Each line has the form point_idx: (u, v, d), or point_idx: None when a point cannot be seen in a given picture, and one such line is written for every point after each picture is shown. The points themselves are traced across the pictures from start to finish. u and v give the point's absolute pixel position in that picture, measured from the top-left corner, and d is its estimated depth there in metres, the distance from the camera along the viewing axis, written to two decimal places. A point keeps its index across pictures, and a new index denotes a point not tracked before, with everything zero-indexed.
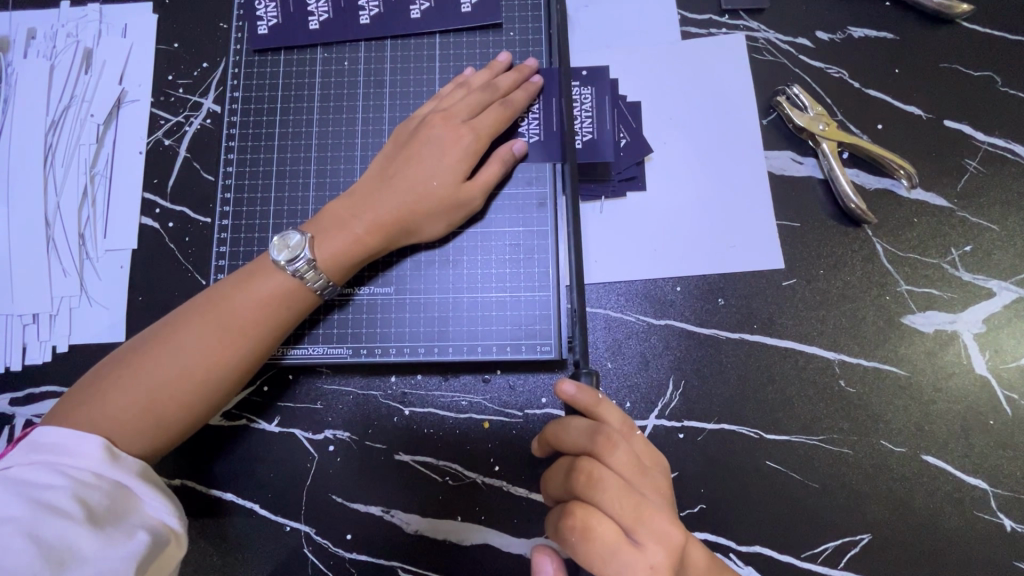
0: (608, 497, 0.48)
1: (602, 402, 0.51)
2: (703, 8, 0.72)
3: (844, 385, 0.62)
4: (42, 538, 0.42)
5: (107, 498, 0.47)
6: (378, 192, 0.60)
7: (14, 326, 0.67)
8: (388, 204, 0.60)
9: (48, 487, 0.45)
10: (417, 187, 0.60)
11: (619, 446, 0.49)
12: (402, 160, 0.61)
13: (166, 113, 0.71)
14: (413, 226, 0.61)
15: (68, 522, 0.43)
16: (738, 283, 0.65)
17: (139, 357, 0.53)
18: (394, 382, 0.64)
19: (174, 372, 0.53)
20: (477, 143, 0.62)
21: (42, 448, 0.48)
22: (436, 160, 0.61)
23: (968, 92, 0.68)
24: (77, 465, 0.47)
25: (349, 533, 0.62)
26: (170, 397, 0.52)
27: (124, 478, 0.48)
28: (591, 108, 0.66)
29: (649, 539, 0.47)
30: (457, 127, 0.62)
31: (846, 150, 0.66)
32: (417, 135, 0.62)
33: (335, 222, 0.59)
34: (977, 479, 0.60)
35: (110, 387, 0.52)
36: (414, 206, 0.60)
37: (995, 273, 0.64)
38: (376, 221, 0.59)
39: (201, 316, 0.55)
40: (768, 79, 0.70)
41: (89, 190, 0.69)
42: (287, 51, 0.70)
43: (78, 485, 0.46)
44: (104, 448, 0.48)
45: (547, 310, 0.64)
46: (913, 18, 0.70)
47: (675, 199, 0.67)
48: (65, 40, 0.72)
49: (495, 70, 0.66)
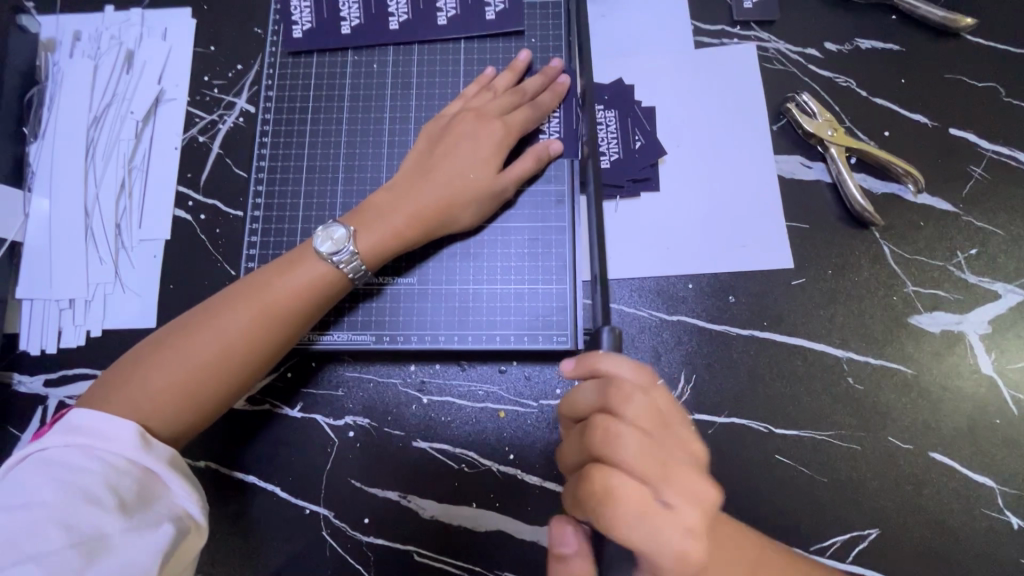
0: (629, 455, 0.45)
1: (601, 355, 0.50)
2: (716, 20, 0.75)
3: (852, 383, 0.64)
4: (74, 526, 0.44)
5: (137, 485, 0.48)
6: (418, 185, 0.63)
7: (50, 311, 0.70)
8: (427, 195, 0.63)
9: (82, 474, 0.47)
10: (453, 179, 0.63)
11: (635, 398, 0.47)
12: (438, 156, 0.64)
13: (202, 112, 0.75)
14: (449, 217, 0.64)
15: (99, 509, 0.45)
16: (749, 282, 0.67)
17: (177, 341, 0.55)
18: (413, 371, 0.67)
19: (213, 356, 0.55)
20: (506, 138, 0.65)
21: (80, 430, 0.50)
22: (470, 155, 0.64)
23: (973, 102, 0.70)
24: (110, 450, 0.49)
25: (367, 517, 0.64)
26: (207, 380, 0.55)
27: (153, 465, 0.50)
28: (616, 130, 0.71)
29: (682, 500, 0.44)
30: (488, 123, 0.65)
31: (854, 155, 0.69)
32: (450, 131, 0.66)
33: (375, 213, 0.62)
34: (983, 477, 0.61)
35: (152, 370, 0.54)
36: (450, 198, 0.63)
37: (1000, 276, 0.66)
38: (416, 212, 0.62)
39: (239, 302, 0.57)
40: (779, 87, 0.72)
41: (126, 183, 0.73)
42: (320, 54, 0.73)
43: (111, 471, 0.48)
44: (136, 434, 0.50)
45: (563, 302, 0.66)
46: (918, 30, 0.72)
47: (687, 200, 0.70)
48: (109, 41, 0.76)
49: (517, 70, 0.69)
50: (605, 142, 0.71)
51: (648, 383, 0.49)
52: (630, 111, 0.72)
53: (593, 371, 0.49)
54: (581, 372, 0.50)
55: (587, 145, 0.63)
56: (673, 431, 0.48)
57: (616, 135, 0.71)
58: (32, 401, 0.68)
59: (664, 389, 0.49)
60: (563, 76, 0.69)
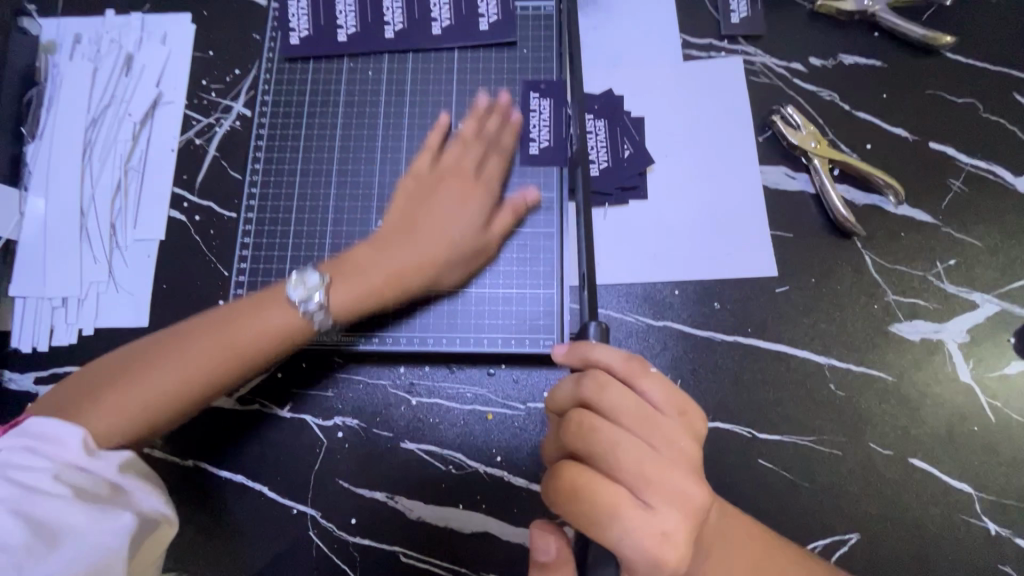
0: (605, 448, 0.47)
1: (593, 346, 0.51)
2: (705, 33, 0.77)
3: (834, 389, 0.65)
4: (31, 516, 0.43)
5: (89, 479, 0.48)
6: (399, 245, 0.63)
7: (43, 309, 0.70)
8: (410, 253, 0.63)
9: (32, 470, 0.46)
10: (438, 238, 0.64)
11: (612, 388, 0.48)
12: (420, 215, 0.65)
13: (199, 115, 0.76)
14: (435, 276, 0.64)
15: (58, 497, 0.45)
16: (734, 289, 0.68)
17: (176, 343, 0.56)
18: (403, 373, 0.67)
19: (172, 384, 0.54)
20: (486, 194, 0.67)
21: (28, 434, 0.49)
22: (454, 212, 0.65)
23: (952, 117, 0.72)
24: (59, 451, 0.48)
25: (354, 518, 0.64)
26: (162, 406, 0.54)
27: (106, 460, 0.50)
28: (605, 139, 0.73)
29: (661, 502, 0.45)
30: (467, 180, 0.66)
31: (837, 167, 0.71)
32: (431, 189, 0.66)
33: (354, 270, 0.62)
34: (961, 483, 0.62)
35: (147, 369, 0.54)
36: (436, 258, 0.64)
37: (978, 286, 0.67)
38: (399, 272, 0.62)
39: (244, 312, 0.58)
40: (764, 100, 0.74)
41: (122, 184, 0.74)
42: (316, 60, 0.75)
43: (63, 467, 0.47)
44: (85, 435, 0.50)
45: (551, 306, 0.67)
46: (900, 47, 0.75)
47: (674, 208, 0.71)
48: (109, 45, 0.78)
49: (482, 113, 0.69)
50: (594, 151, 0.73)
51: (635, 369, 0.49)
52: (620, 120, 0.73)
53: (586, 361, 0.51)
54: (573, 360, 0.52)
55: (576, 156, 0.65)
56: (660, 425, 0.48)
57: (605, 144, 0.73)
58: (23, 399, 0.68)
59: (656, 377, 0.49)
60: (514, 113, 0.70)
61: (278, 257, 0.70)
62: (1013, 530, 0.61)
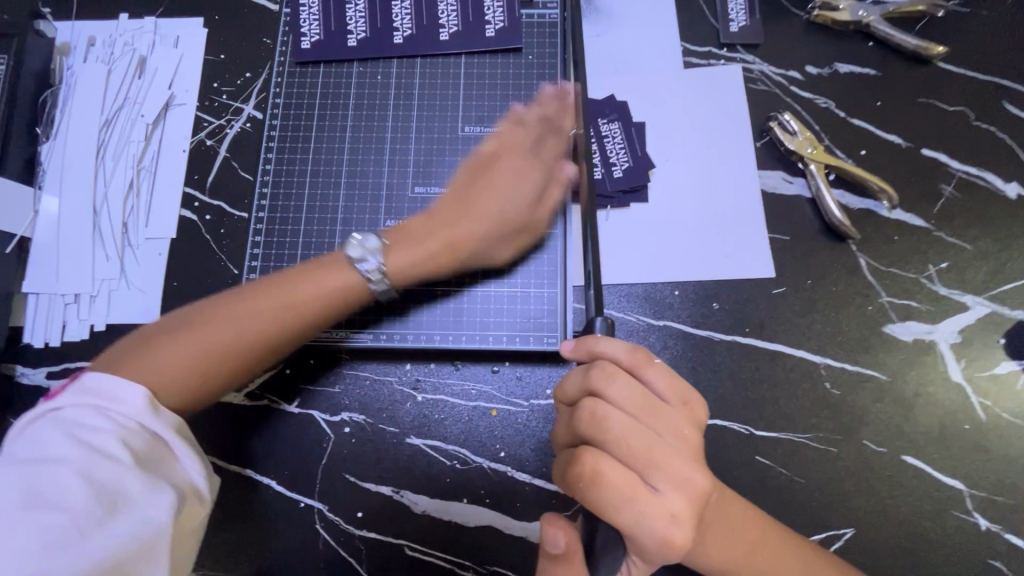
0: (615, 434, 0.49)
1: (599, 338, 0.53)
2: (704, 42, 0.79)
3: (830, 387, 0.67)
4: (94, 479, 0.46)
5: (147, 446, 0.50)
6: (456, 215, 0.67)
7: (55, 305, 0.71)
8: (467, 224, 0.66)
9: (98, 432, 0.48)
10: (491, 210, 0.67)
11: (618, 378, 0.51)
12: (476, 186, 0.68)
13: (210, 116, 0.77)
14: (484, 248, 0.67)
15: (116, 466, 0.47)
16: (733, 290, 0.70)
17: (219, 313, 0.58)
18: (409, 369, 0.69)
19: (215, 349, 0.57)
20: (532, 167, 0.69)
21: (94, 391, 0.51)
22: (507, 186, 0.68)
23: (944, 124, 0.74)
24: (121, 414, 0.50)
25: (361, 511, 0.65)
26: (203, 369, 0.56)
27: (162, 430, 0.51)
28: (622, 140, 0.74)
29: (669, 486, 0.47)
30: (523, 157, 0.69)
31: (833, 172, 0.73)
32: (492, 166, 0.69)
33: (412, 237, 0.65)
34: (953, 480, 0.64)
35: (191, 337, 0.56)
36: (489, 228, 0.66)
37: (969, 289, 0.69)
38: (451, 239, 0.65)
39: (279, 287, 0.60)
40: (762, 106, 0.76)
41: (134, 183, 0.75)
42: (327, 64, 0.77)
43: (122, 433, 0.49)
44: (146, 400, 0.51)
45: (554, 305, 0.69)
46: (893, 57, 0.77)
47: (675, 210, 0.73)
48: (122, 47, 0.79)
49: (546, 102, 0.72)
50: (613, 152, 0.74)
51: (640, 361, 0.52)
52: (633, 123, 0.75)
53: (592, 354, 0.53)
54: (581, 353, 0.54)
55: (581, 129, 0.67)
56: (665, 412, 0.50)
57: (623, 145, 0.74)
58: (35, 393, 0.69)
59: (660, 367, 0.52)
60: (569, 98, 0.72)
61: (287, 256, 0.71)
62: (1003, 525, 0.63)
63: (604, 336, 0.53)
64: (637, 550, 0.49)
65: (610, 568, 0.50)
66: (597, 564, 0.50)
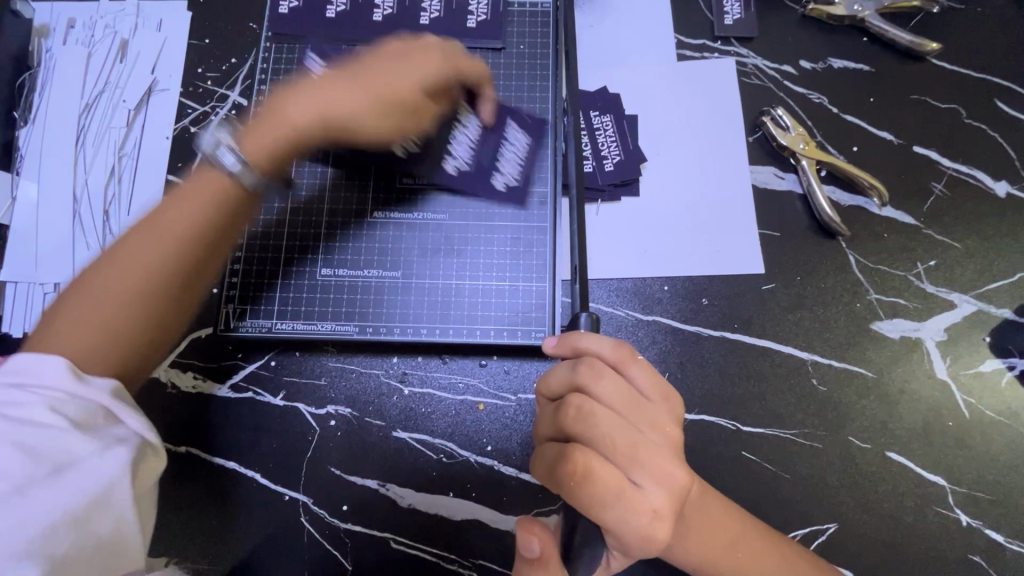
0: (601, 430, 0.49)
1: (582, 334, 0.53)
2: (698, 34, 0.78)
3: (816, 384, 0.67)
4: (30, 447, 0.43)
5: (81, 411, 0.46)
6: (340, 82, 0.62)
7: (35, 294, 0.70)
8: (349, 103, 0.61)
9: (21, 404, 0.44)
10: (375, 81, 0.62)
11: (604, 375, 0.50)
12: (363, 65, 0.64)
13: (195, 103, 0.76)
14: (350, 123, 0.62)
15: (51, 439, 0.43)
16: (722, 285, 0.70)
17: (116, 253, 0.52)
18: (396, 362, 0.68)
19: (125, 285, 0.51)
20: (426, 57, 0.64)
21: (8, 370, 0.46)
22: (399, 65, 0.63)
23: (936, 122, 0.74)
24: (43, 385, 0.45)
25: (346, 504, 0.65)
26: (119, 308, 0.50)
27: (97, 395, 0.46)
28: (614, 134, 0.74)
29: (652, 483, 0.48)
30: (412, 51, 0.64)
31: (824, 168, 0.72)
32: (372, 56, 0.65)
33: (275, 115, 0.61)
34: (936, 476, 0.64)
35: (94, 288, 0.50)
36: (362, 108, 0.62)
37: (957, 287, 0.70)
38: (322, 111, 0.61)
39: (170, 203, 0.55)
40: (755, 101, 0.76)
41: (116, 170, 0.73)
42: (313, 47, 0.75)
43: (48, 401, 0.44)
44: (65, 368, 0.46)
45: (543, 300, 0.68)
46: (887, 53, 0.76)
47: (666, 204, 0.72)
48: (103, 30, 0.77)
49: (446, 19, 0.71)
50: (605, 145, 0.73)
51: (624, 358, 0.52)
52: (626, 117, 0.75)
53: (575, 350, 0.53)
54: (565, 348, 0.54)
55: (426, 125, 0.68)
56: (648, 408, 0.50)
57: (614, 137, 0.74)
58: None
59: (643, 365, 0.52)
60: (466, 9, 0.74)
61: (272, 248, 0.70)
62: (984, 521, 0.63)
63: (590, 334, 0.53)
64: (619, 544, 0.49)
65: (589, 562, 0.51)
66: (574, 562, 0.51)
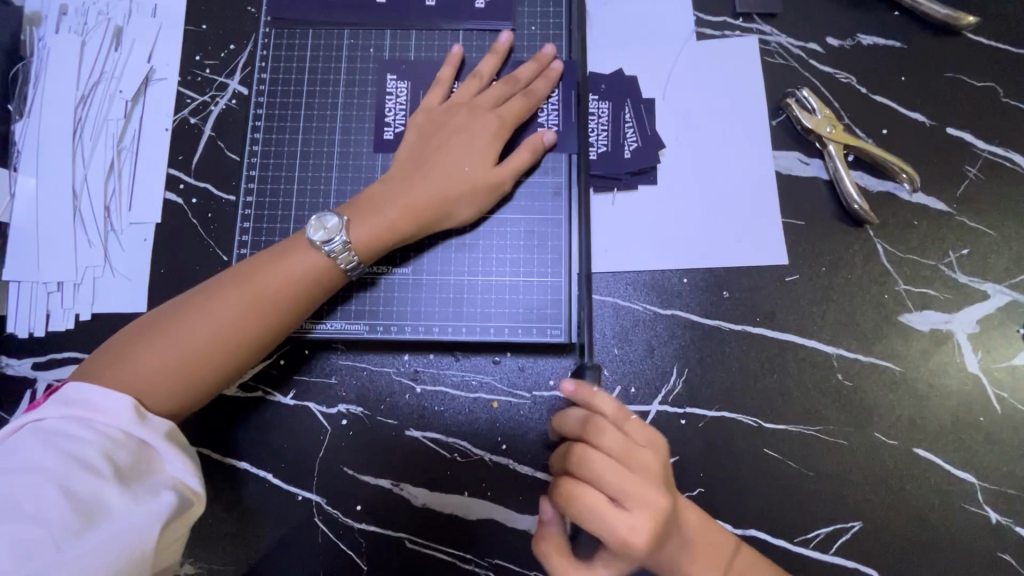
0: (597, 472, 0.51)
1: (597, 393, 0.54)
2: (719, 11, 0.74)
3: (842, 378, 0.65)
4: (74, 492, 0.45)
5: (131, 457, 0.49)
6: (418, 171, 0.62)
7: (38, 294, 0.68)
8: (433, 186, 0.62)
9: (78, 442, 0.47)
10: (453, 167, 0.62)
11: (609, 431, 0.52)
12: (434, 146, 0.63)
13: (193, 92, 0.73)
14: (447, 209, 0.62)
15: (96, 483, 0.46)
16: (743, 278, 0.67)
17: (191, 312, 0.55)
18: (407, 360, 0.67)
19: (187, 349, 0.54)
20: (501, 129, 0.64)
21: (75, 403, 0.50)
22: (468, 146, 0.63)
23: (970, 102, 0.70)
24: (107, 423, 0.49)
25: (360, 504, 0.64)
26: (179, 375, 0.54)
27: (151, 441, 0.50)
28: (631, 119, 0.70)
29: (637, 513, 0.50)
30: (483, 116, 0.64)
31: (852, 153, 0.69)
32: (445, 125, 0.64)
33: (371, 204, 0.61)
34: (964, 472, 0.62)
35: (166, 341, 0.54)
36: (451, 189, 0.62)
37: (990, 276, 0.66)
38: (411, 202, 0.61)
39: (248, 276, 0.57)
40: (779, 82, 0.72)
41: (116, 163, 0.71)
42: (315, 33, 0.72)
43: (105, 445, 0.48)
44: (131, 410, 0.50)
45: (558, 295, 0.66)
46: (920, 28, 0.72)
47: (684, 193, 0.69)
48: (96, 17, 0.74)
49: (500, 53, 0.68)
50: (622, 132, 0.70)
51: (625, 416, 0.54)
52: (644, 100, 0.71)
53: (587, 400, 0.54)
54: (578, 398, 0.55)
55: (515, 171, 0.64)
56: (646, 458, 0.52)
57: (631, 123, 0.70)
58: (20, 385, 0.67)
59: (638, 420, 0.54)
60: (556, 64, 0.68)
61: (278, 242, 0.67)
62: (1014, 518, 0.62)
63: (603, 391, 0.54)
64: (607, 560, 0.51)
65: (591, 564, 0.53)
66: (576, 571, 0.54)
